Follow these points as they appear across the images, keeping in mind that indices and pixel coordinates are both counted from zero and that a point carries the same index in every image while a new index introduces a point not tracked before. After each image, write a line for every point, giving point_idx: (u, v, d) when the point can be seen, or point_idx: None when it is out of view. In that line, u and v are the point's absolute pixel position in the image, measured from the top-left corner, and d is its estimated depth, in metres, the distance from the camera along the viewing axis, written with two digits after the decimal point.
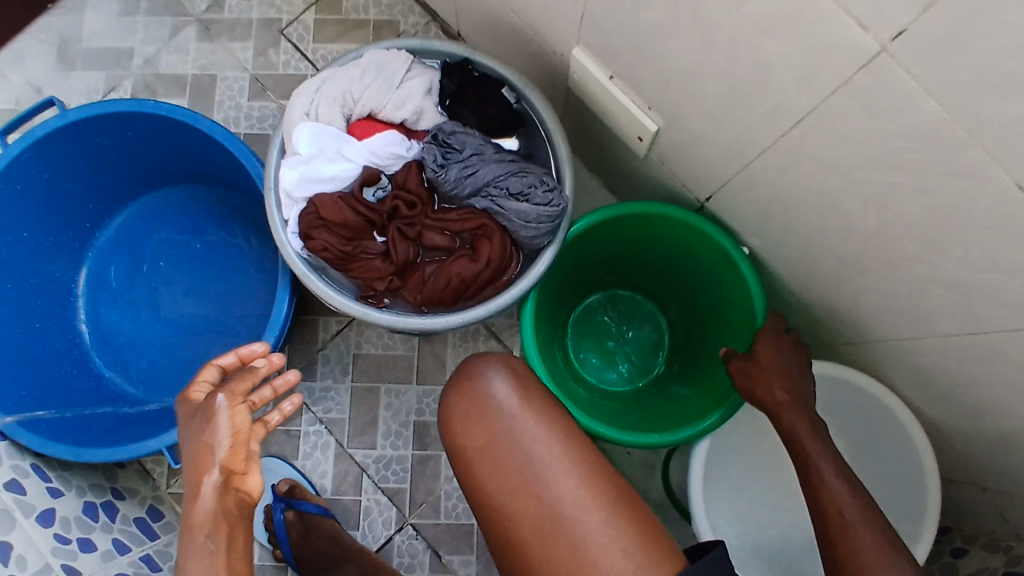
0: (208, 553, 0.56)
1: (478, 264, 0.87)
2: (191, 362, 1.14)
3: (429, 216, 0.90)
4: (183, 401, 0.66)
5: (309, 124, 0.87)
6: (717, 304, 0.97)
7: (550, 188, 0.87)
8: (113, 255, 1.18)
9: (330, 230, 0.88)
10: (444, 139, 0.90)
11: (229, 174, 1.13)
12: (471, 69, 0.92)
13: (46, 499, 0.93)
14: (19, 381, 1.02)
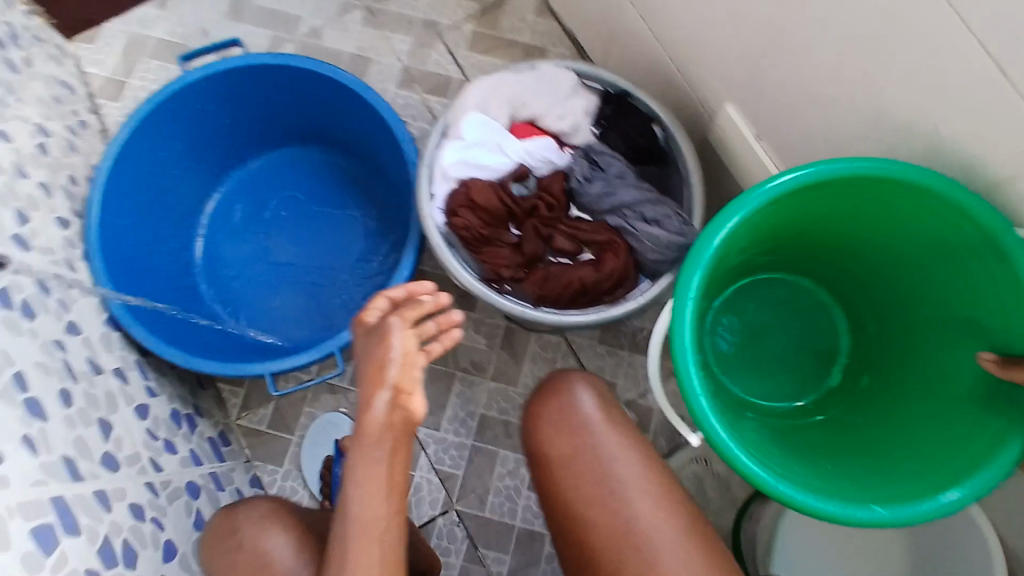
0: (376, 460, 0.67)
1: (600, 274, 0.94)
2: (290, 308, 1.20)
3: (564, 223, 0.99)
4: (358, 323, 0.73)
5: (479, 115, 0.97)
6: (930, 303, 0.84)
7: (682, 219, 0.93)
8: (241, 193, 1.26)
9: (476, 212, 0.96)
10: (593, 157, 1.00)
11: (369, 146, 1.21)
12: (628, 100, 1.00)
13: (144, 395, 0.97)
14: (138, 283, 1.07)
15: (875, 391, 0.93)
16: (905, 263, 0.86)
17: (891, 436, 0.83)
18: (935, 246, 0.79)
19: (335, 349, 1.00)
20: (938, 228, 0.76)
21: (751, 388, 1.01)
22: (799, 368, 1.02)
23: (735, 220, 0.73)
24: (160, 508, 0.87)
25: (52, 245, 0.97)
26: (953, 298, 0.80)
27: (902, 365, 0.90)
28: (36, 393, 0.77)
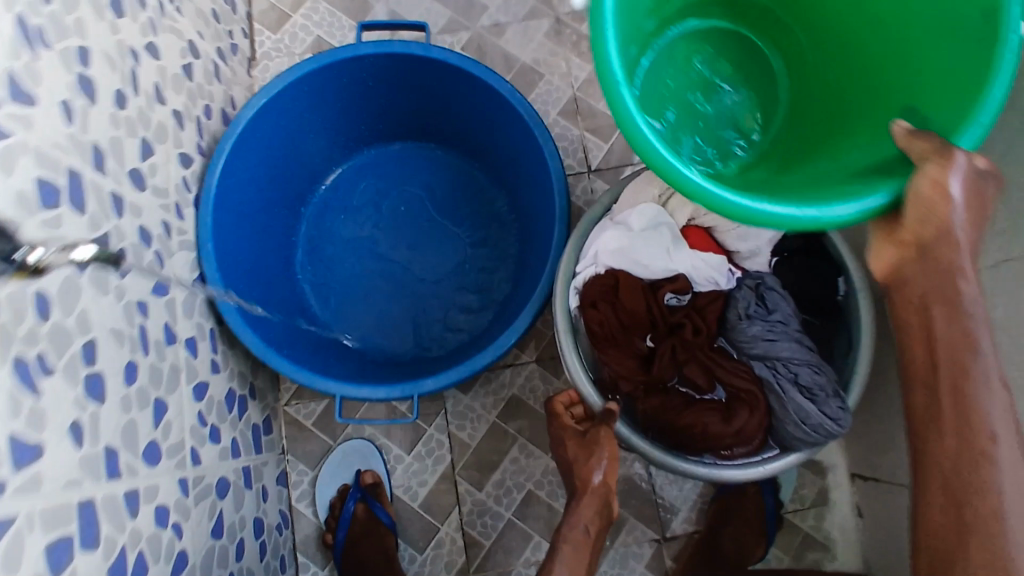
0: (582, 536, 0.82)
1: (727, 428, 0.82)
2: (378, 313, 1.12)
3: (706, 352, 0.85)
4: (552, 416, 0.91)
5: (653, 206, 0.87)
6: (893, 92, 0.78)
7: (841, 402, 0.80)
8: (365, 175, 1.17)
9: (614, 310, 0.85)
10: (762, 291, 0.86)
11: (518, 175, 1.10)
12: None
13: (206, 372, 0.90)
14: (239, 245, 0.99)
15: (801, 143, 0.93)
16: (900, 51, 0.78)
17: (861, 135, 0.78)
18: (896, 45, 0.78)
19: (414, 394, 0.91)
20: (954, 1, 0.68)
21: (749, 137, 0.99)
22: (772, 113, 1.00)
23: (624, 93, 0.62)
24: (184, 511, 0.80)
25: (168, 183, 0.88)
26: (952, 13, 0.69)
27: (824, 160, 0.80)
28: (102, 366, 0.70)
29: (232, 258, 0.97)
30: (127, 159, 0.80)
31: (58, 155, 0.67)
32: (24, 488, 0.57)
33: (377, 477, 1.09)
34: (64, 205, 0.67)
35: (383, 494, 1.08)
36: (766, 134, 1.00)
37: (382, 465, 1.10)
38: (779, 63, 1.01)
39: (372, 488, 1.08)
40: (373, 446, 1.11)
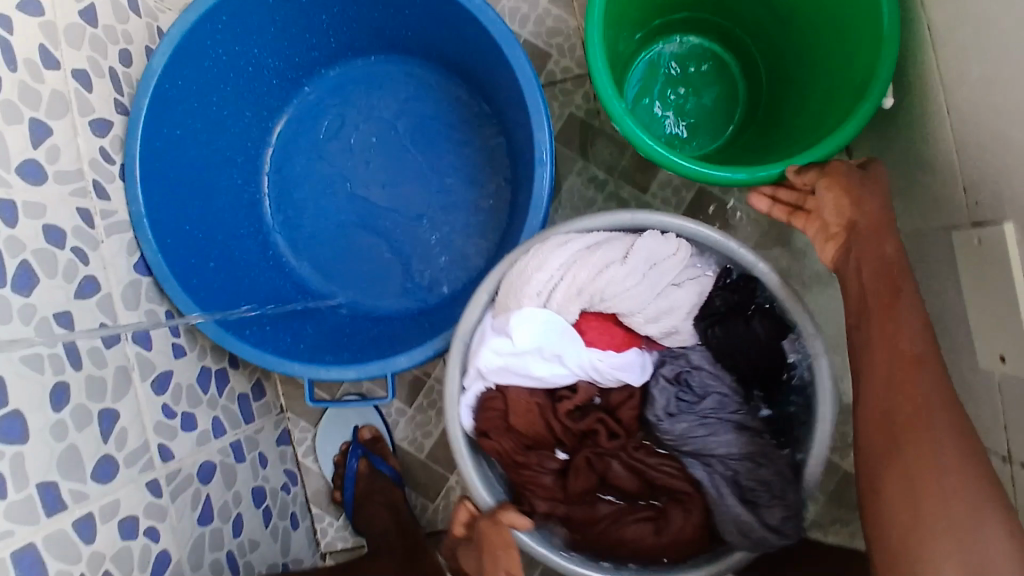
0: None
1: (663, 537, 0.74)
2: (358, 262, 1.01)
3: (627, 455, 0.77)
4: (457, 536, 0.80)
5: (536, 310, 0.73)
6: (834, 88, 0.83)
7: (786, 509, 0.71)
8: (326, 103, 1.02)
9: (511, 434, 0.76)
10: (683, 377, 0.77)
11: (498, 92, 0.93)
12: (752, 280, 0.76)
13: (167, 360, 0.85)
14: (184, 211, 0.89)
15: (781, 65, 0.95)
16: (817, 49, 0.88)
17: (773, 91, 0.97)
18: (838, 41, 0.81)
19: (385, 373, 0.83)
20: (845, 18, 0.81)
21: (710, 114, 1.03)
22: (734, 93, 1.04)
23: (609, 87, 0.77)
24: (158, 514, 0.78)
25: (79, 162, 0.79)
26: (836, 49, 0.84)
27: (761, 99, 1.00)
28: (18, 402, 0.64)
29: (177, 231, 0.87)
30: (15, 152, 0.69)
31: None
32: None
33: (377, 433, 1.06)
34: None
35: (386, 448, 1.06)
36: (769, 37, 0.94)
37: (379, 419, 1.07)
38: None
39: (372, 443, 1.06)
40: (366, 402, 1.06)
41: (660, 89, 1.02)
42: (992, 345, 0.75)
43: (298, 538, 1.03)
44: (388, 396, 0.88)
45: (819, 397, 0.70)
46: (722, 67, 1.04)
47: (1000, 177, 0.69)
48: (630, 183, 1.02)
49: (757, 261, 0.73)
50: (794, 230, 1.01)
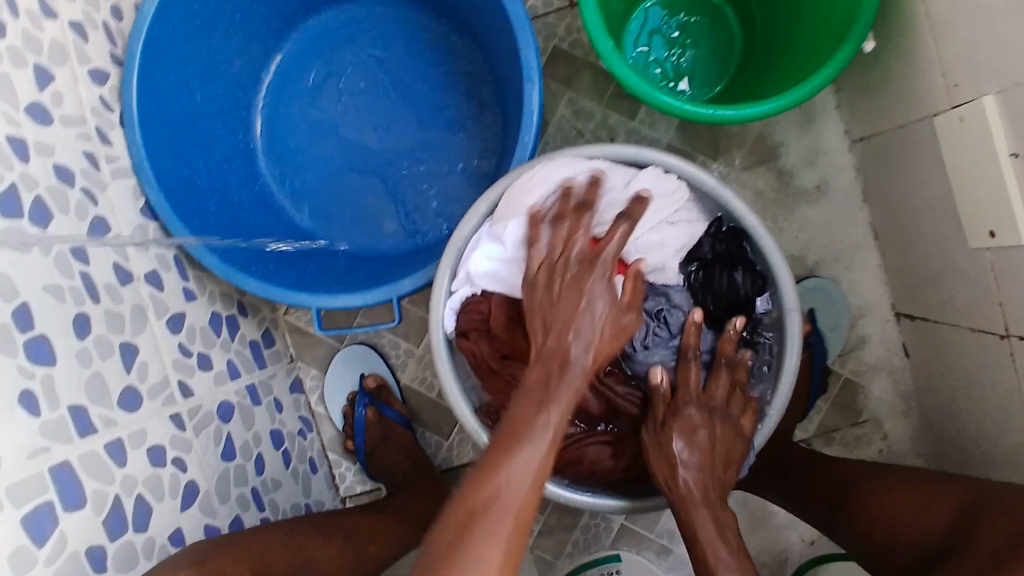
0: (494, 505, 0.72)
1: (618, 461, 0.79)
2: (358, 205, 1.03)
3: (599, 383, 0.78)
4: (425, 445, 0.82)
5: None
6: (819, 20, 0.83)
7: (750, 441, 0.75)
8: (314, 50, 1.03)
9: (487, 339, 0.78)
10: (660, 312, 0.77)
11: (482, 25, 0.95)
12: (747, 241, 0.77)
13: (180, 302, 0.86)
14: (184, 158, 0.91)
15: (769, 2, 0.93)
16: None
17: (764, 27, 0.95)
18: None
19: (392, 298, 0.85)
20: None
21: (704, 61, 1.00)
22: (729, 42, 1.00)
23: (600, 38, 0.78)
24: (184, 446, 0.79)
25: (80, 108, 0.80)
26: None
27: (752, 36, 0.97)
28: (43, 327, 0.65)
29: (178, 176, 0.89)
30: (21, 92, 0.70)
31: None
32: None
33: (381, 380, 1.06)
34: None
35: (392, 394, 1.06)
36: None
37: (384, 366, 1.07)
38: None
39: (378, 391, 1.05)
40: (371, 348, 1.08)
41: (645, 33, 0.98)
42: (980, 223, 0.78)
43: (318, 481, 1.05)
44: (392, 322, 0.88)
45: (788, 342, 0.75)
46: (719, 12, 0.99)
47: (974, 52, 0.72)
48: (617, 110, 1.06)
49: (747, 214, 0.74)
50: (779, 146, 1.03)
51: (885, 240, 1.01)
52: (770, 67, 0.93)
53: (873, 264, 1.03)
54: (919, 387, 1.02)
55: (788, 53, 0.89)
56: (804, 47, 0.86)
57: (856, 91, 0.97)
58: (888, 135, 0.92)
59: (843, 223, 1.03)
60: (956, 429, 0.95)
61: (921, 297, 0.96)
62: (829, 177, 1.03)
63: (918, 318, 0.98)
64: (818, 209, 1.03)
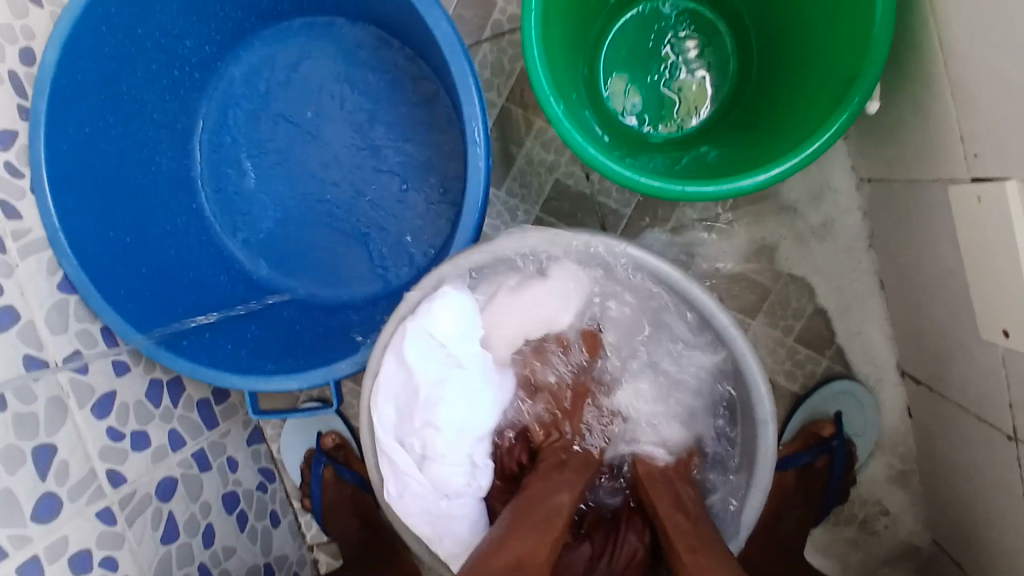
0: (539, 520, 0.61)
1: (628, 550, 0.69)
2: (305, 256, 0.94)
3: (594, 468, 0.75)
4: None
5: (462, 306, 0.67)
6: (822, 68, 0.70)
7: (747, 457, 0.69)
8: (252, 80, 0.93)
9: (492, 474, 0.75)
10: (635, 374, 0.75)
11: (434, 56, 0.82)
12: (718, 339, 0.68)
13: (108, 380, 0.81)
14: (106, 218, 0.83)
15: (769, 31, 0.80)
16: (807, 22, 0.72)
17: (765, 57, 0.82)
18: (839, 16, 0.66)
19: (330, 380, 0.78)
20: (843, 22, 0.67)
21: (693, 87, 0.86)
22: (724, 67, 0.87)
23: (550, 98, 0.66)
24: (115, 542, 0.76)
25: None
26: (828, 19, 0.68)
27: (753, 66, 0.84)
28: None
29: (99, 241, 0.81)
30: None
31: None
32: None
33: (341, 440, 1.03)
34: None
35: (350, 453, 1.03)
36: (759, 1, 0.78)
37: (342, 424, 1.04)
38: None
39: (337, 450, 1.03)
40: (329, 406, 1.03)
41: (628, 60, 0.86)
42: (994, 316, 0.67)
43: (279, 535, 1.01)
44: (336, 401, 0.84)
45: (760, 458, 0.67)
46: (712, 30, 0.86)
47: (999, 126, 0.59)
48: None
49: (717, 311, 0.64)
50: (778, 184, 0.91)
51: (891, 292, 0.90)
52: (765, 102, 0.80)
53: (878, 317, 0.92)
54: (922, 452, 0.93)
55: (783, 99, 0.76)
56: (800, 96, 0.73)
57: (869, 129, 0.83)
58: (900, 186, 0.80)
59: (846, 271, 0.92)
60: (960, 506, 0.86)
61: (928, 364, 0.86)
62: (834, 221, 0.91)
63: (922, 384, 0.88)
64: (821, 256, 0.92)
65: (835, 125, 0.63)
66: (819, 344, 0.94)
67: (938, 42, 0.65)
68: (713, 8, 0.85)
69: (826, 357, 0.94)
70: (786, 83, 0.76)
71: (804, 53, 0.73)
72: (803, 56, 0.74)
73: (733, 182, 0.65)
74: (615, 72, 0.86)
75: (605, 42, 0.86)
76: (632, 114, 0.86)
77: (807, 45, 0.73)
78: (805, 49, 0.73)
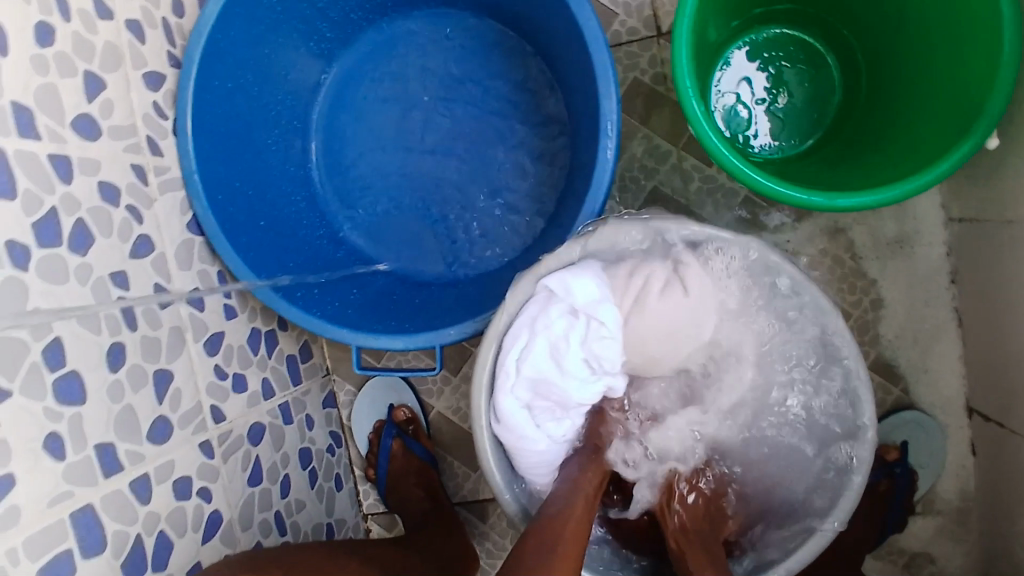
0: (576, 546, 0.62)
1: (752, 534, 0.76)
2: (408, 230, 0.98)
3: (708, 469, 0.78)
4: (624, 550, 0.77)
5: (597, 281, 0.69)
6: (943, 100, 0.74)
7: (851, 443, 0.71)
8: (381, 61, 0.98)
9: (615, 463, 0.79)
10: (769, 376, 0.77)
11: (564, 52, 0.87)
12: (824, 338, 0.71)
13: (220, 321, 0.85)
14: (236, 169, 0.87)
15: (884, 65, 0.84)
16: (928, 57, 0.76)
17: (875, 91, 0.86)
18: (972, 53, 0.70)
19: (435, 345, 0.82)
20: (971, 60, 0.70)
21: (795, 110, 0.91)
22: (827, 96, 0.91)
23: (692, 98, 0.70)
24: (210, 475, 0.78)
25: (132, 117, 0.76)
26: (955, 54, 0.73)
27: (860, 97, 0.88)
28: (75, 364, 0.64)
29: (228, 189, 0.86)
30: (69, 106, 0.68)
31: None
32: None
33: (412, 414, 1.06)
34: None
35: (419, 429, 1.05)
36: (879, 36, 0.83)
37: (414, 399, 1.07)
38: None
39: (406, 424, 1.05)
40: (404, 380, 1.06)
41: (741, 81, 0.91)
42: None
43: (342, 499, 1.04)
44: (435, 364, 0.88)
45: (852, 470, 0.69)
46: (818, 60, 0.91)
47: None
48: (695, 154, 0.97)
49: (831, 312, 0.68)
50: (867, 213, 0.95)
51: (969, 328, 0.93)
52: (874, 130, 0.84)
53: (951, 352, 0.95)
54: (984, 491, 0.95)
55: (898, 128, 0.80)
56: (915, 127, 0.77)
57: (967, 168, 0.87)
58: (993, 225, 0.83)
59: (924, 303, 0.95)
60: (1021, 549, 0.87)
61: (1002, 401, 0.88)
62: (919, 253, 0.94)
63: (993, 421, 0.91)
64: (900, 283, 0.95)
65: (964, 152, 0.66)
66: (891, 372, 0.97)
67: None
68: (822, 38, 0.90)
69: (897, 386, 0.97)
70: (899, 114, 0.81)
71: (922, 87, 0.78)
72: (920, 89, 0.78)
73: (859, 195, 0.69)
74: (727, 90, 0.91)
75: (719, 60, 0.91)
76: (741, 131, 0.90)
77: (925, 79, 0.77)
78: (924, 81, 0.77)
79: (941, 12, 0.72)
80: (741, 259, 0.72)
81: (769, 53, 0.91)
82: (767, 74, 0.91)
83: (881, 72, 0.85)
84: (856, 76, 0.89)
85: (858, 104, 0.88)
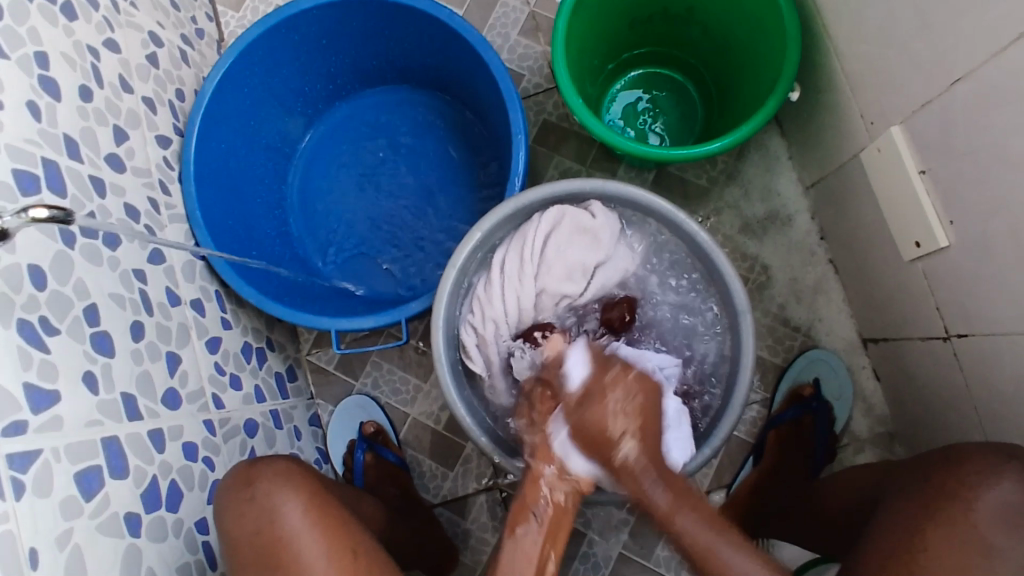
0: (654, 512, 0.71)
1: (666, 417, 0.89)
2: (372, 255, 1.18)
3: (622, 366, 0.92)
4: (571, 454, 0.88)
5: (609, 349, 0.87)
6: (757, 84, 1.00)
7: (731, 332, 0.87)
8: (340, 131, 1.23)
9: None
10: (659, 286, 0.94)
11: (482, 98, 1.12)
12: (702, 254, 0.89)
13: (217, 328, 0.99)
14: (228, 211, 1.07)
15: (719, 79, 1.11)
16: (742, 61, 1.03)
17: (718, 98, 1.12)
18: (765, 47, 0.96)
19: (402, 320, 0.98)
20: (765, 50, 0.96)
21: (668, 125, 1.17)
22: (691, 111, 1.17)
23: (573, 96, 0.94)
24: (213, 447, 0.89)
25: (147, 165, 0.97)
26: (755, 52, 0.99)
27: (712, 102, 1.14)
28: (106, 325, 0.78)
29: (222, 224, 1.05)
30: (103, 146, 0.88)
31: (30, 148, 0.75)
32: (46, 427, 0.66)
33: (379, 427, 1.15)
34: (45, 191, 0.76)
35: (388, 440, 1.14)
36: (711, 58, 1.10)
37: (382, 415, 1.16)
38: (697, 32, 1.08)
39: (375, 436, 1.13)
40: (371, 397, 1.17)
41: (622, 106, 1.17)
42: (909, 237, 0.90)
43: None
44: (404, 341, 1.04)
45: (742, 360, 0.84)
46: (680, 86, 1.17)
47: (883, 94, 0.87)
48: (600, 169, 1.20)
49: (698, 230, 0.87)
50: (743, 195, 1.16)
51: (845, 272, 1.12)
52: (724, 125, 1.09)
53: (836, 297, 1.13)
54: (893, 408, 1.09)
55: (738, 115, 1.05)
56: (746, 109, 1.02)
57: (804, 145, 1.11)
58: (831, 177, 1.06)
59: (805, 259, 1.14)
60: (926, 442, 1.01)
61: (880, 321, 1.05)
62: (792, 219, 1.15)
63: (881, 340, 1.07)
64: (782, 248, 1.15)
65: (773, 103, 0.89)
66: (795, 321, 1.14)
67: (832, 54, 0.94)
68: (681, 72, 1.16)
69: (800, 332, 1.13)
70: (739, 105, 1.06)
71: (744, 80, 1.04)
72: (744, 84, 1.04)
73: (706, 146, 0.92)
74: (612, 114, 1.17)
75: (604, 93, 1.17)
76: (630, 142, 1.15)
77: (745, 76, 1.04)
78: (744, 76, 1.03)
79: (739, 27, 1.00)
80: (627, 203, 0.91)
81: (640, 85, 1.18)
82: (642, 100, 1.18)
83: (719, 83, 1.11)
84: (705, 92, 1.15)
85: (710, 111, 1.14)
